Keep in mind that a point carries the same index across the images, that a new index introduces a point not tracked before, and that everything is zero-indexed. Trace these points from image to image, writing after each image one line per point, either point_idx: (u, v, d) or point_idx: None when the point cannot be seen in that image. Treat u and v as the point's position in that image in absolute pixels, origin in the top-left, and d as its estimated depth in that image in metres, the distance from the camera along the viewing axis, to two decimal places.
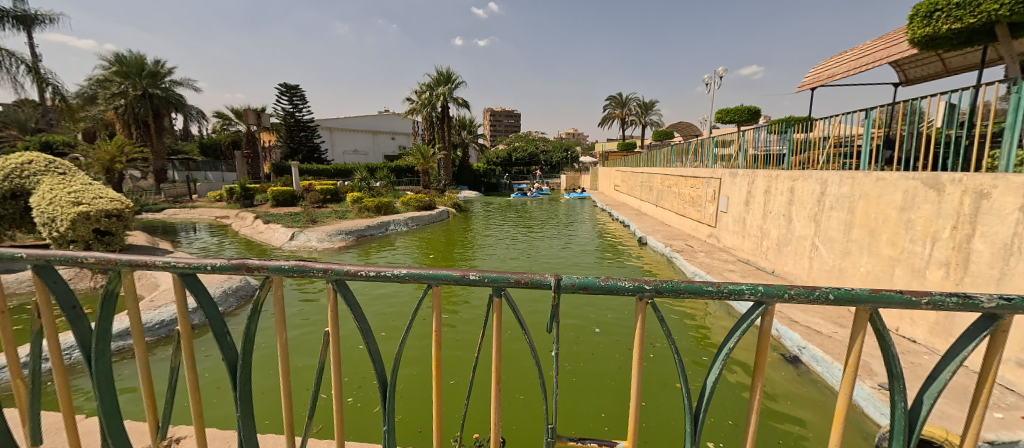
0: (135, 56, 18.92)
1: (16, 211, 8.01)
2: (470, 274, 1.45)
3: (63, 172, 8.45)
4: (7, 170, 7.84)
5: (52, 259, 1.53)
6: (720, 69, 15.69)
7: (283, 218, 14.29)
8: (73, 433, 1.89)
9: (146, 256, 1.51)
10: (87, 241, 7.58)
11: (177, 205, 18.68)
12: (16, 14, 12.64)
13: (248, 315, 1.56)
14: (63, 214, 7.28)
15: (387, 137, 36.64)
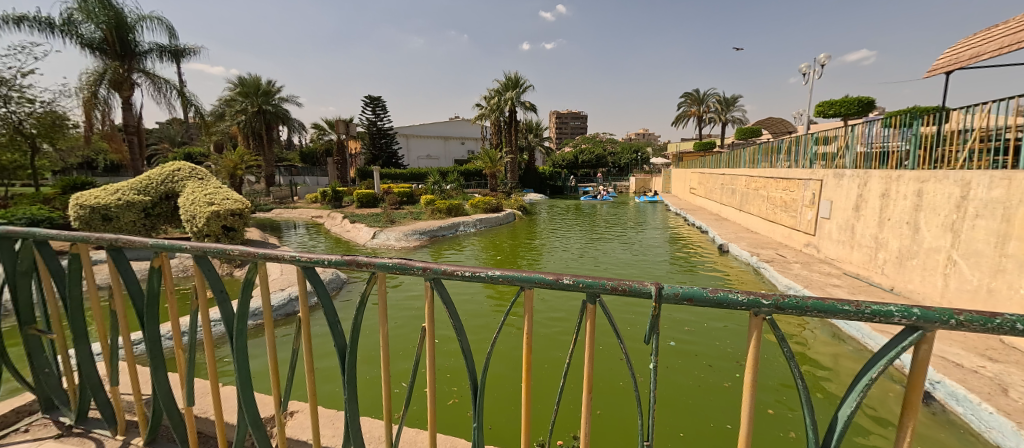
0: (253, 78, 21.98)
1: (169, 210, 9.72)
2: (565, 279, 1.40)
3: (203, 177, 10.04)
4: (164, 176, 9.59)
5: (208, 251, 1.80)
6: (822, 56, 13.91)
7: (367, 218, 15.58)
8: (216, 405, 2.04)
9: (277, 251, 1.70)
10: (218, 236, 8.87)
11: (282, 206, 21.27)
12: (170, 48, 15.37)
13: (358, 308, 1.69)
14: (202, 212, 8.71)
15: (457, 142, 38.03)
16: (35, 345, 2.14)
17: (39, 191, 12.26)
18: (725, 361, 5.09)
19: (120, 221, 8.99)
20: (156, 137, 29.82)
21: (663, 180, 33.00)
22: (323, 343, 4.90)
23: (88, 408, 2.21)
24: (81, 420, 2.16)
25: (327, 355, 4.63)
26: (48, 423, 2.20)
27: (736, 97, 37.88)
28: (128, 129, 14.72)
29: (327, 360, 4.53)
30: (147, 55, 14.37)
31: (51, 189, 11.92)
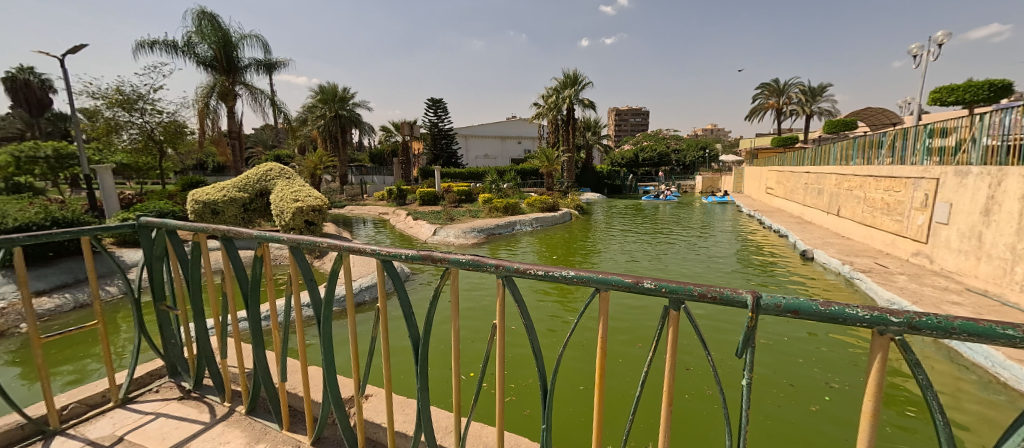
0: (331, 86, 23.82)
1: (262, 206, 10.82)
2: (645, 282, 1.21)
3: (290, 177, 11.02)
4: (259, 176, 10.70)
5: (300, 242, 1.89)
6: (940, 34, 11.89)
7: (428, 215, 16.18)
8: (305, 380, 1.97)
9: (360, 243, 1.73)
10: (301, 230, 9.64)
11: (353, 203, 22.83)
12: (264, 62, 17.07)
13: (431, 302, 1.65)
14: (288, 208, 9.54)
15: (514, 141, 38.07)
16: (167, 317, 2.46)
17: (163, 189, 14.29)
18: (809, 380, 4.40)
19: (225, 215, 10.19)
20: (253, 142, 33.54)
21: (734, 179, 30.44)
22: (398, 333, 5.19)
23: (203, 375, 2.48)
24: (197, 386, 2.43)
25: (402, 345, 4.85)
26: (173, 386, 2.51)
27: (825, 86, 33.31)
28: (232, 134, 16.46)
29: (402, 351, 4.73)
30: (247, 69, 16.16)
31: (176, 186, 13.98)
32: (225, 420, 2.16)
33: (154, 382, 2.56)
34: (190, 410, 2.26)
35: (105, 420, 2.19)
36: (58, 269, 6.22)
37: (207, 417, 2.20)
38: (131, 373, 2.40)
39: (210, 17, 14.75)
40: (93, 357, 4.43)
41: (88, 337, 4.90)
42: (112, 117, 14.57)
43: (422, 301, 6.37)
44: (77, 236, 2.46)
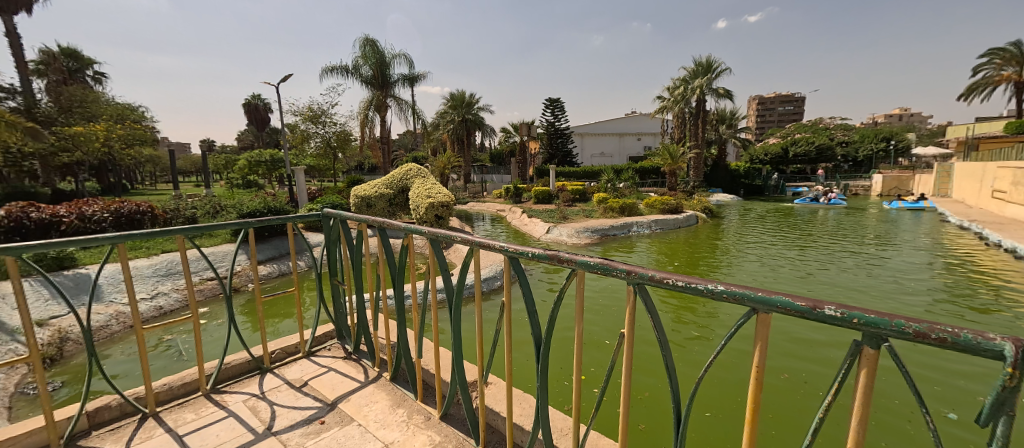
0: (459, 93, 25.66)
1: (402, 200, 12.29)
2: (826, 308, 0.92)
3: (425, 175, 12.23)
4: (403, 174, 12.21)
5: (434, 236, 1.96)
6: None
7: (542, 213, 16.28)
8: (438, 359, 2.06)
9: (491, 240, 1.73)
10: (431, 223, 10.63)
11: (474, 200, 24.01)
12: (409, 76, 19.26)
13: (555, 304, 1.51)
14: (422, 203, 10.62)
15: (633, 138, 35.90)
16: (338, 289, 2.89)
17: (333, 186, 17.31)
18: None
19: (376, 208, 11.95)
20: (398, 147, 38.61)
21: (935, 179, 23.19)
22: (522, 327, 5.38)
23: (360, 343, 2.83)
24: (355, 350, 2.76)
25: (524, 341, 4.98)
26: (339, 347, 2.91)
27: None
28: (384, 141, 19.06)
29: (523, 347, 4.83)
30: (396, 84, 18.54)
31: (341, 183, 16.90)
32: (376, 382, 2.41)
33: (328, 340, 3.01)
34: (351, 368, 2.59)
35: (298, 367, 2.67)
36: (270, 246, 8.07)
37: (364, 376, 2.49)
38: (313, 331, 2.88)
39: (372, 41, 17.32)
40: (286, 317, 5.60)
41: (289, 300, 6.29)
42: (304, 129, 18.43)
43: (543, 297, 6.44)
44: (280, 222, 3.09)
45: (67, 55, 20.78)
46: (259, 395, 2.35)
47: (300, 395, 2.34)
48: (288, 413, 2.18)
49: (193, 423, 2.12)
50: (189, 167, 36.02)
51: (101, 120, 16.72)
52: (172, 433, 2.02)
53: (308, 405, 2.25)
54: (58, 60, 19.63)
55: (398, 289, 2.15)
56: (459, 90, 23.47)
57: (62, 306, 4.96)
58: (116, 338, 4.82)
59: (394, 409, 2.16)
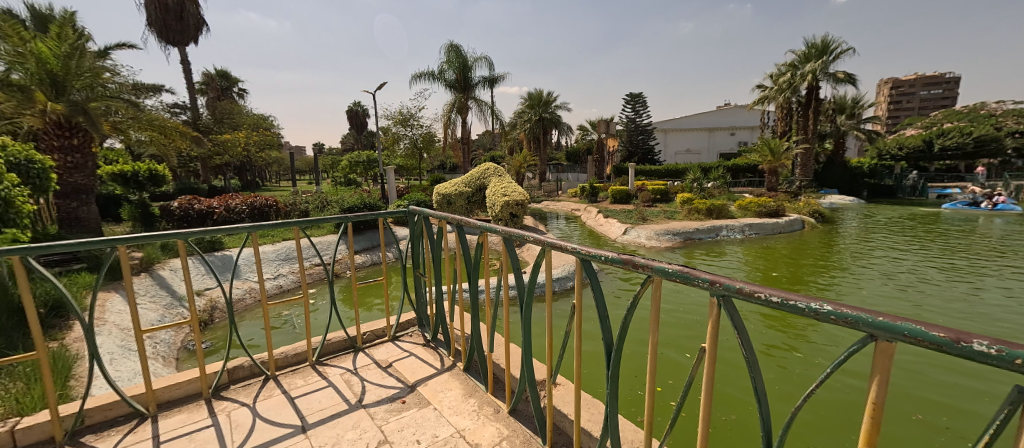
0: (537, 92, 25.57)
1: (480, 198, 12.78)
2: (974, 342, 0.73)
3: (501, 174, 12.46)
4: (482, 172, 12.65)
5: (510, 236, 2.04)
6: None
7: (619, 213, 15.63)
8: (507, 354, 2.13)
9: (564, 241, 1.75)
10: (506, 220, 10.87)
11: (549, 199, 23.37)
12: (488, 78, 19.80)
13: (628, 309, 1.50)
14: (498, 201, 10.90)
15: (725, 133, 32.87)
16: (420, 280, 3.11)
17: (418, 184, 18.51)
18: None
19: (455, 205, 12.62)
20: (477, 146, 40.22)
21: None
22: (594, 330, 5.33)
23: (438, 332, 3.01)
24: (434, 338, 2.95)
25: (595, 346, 4.93)
26: (419, 335, 3.10)
27: None
28: (464, 141, 19.87)
29: (594, 352, 4.78)
30: (477, 86, 19.27)
31: (426, 181, 18.00)
32: (450, 370, 2.54)
33: (411, 327, 3.24)
34: (429, 355, 2.75)
35: (384, 348, 2.91)
36: (365, 237, 8.99)
37: (440, 363, 2.64)
38: (398, 317, 3.13)
39: (456, 47, 18.23)
40: (377, 303, 6.19)
41: (378, 286, 6.95)
42: (395, 132, 20.04)
43: (616, 302, 6.30)
44: (374, 217, 3.42)
45: (217, 75, 25.05)
46: (352, 370, 2.60)
47: (386, 374, 2.54)
48: (376, 389, 2.38)
49: (303, 387, 2.42)
50: (303, 167, 41.18)
51: (239, 128, 19.89)
52: (284, 395, 2.33)
53: (392, 383, 2.43)
54: (214, 81, 23.66)
55: (472, 284, 2.26)
56: (536, 89, 23.42)
57: (211, 279, 6.06)
58: (247, 309, 5.74)
59: (466, 398, 2.27)
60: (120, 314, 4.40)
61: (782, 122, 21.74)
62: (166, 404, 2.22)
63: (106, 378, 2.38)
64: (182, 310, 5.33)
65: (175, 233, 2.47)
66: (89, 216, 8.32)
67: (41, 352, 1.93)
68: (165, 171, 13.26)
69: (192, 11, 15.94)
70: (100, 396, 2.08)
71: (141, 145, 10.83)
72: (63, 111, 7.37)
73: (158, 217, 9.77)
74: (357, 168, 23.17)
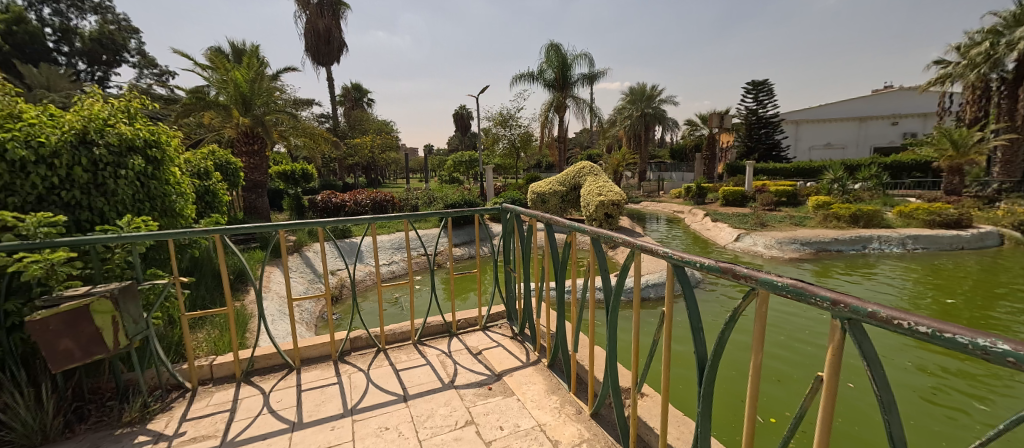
0: (640, 86, 23.16)
1: (574, 198, 12.76)
2: None
3: (597, 174, 12.38)
4: (579, 171, 12.63)
5: (599, 235, 1.97)
6: None
7: (732, 217, 12.98)
8: (592, 355, 2.13)
9: (653, 243, 1.61)
10: (600, 221, 10.70)
11: (650, 199, 20.85)
12: (588, 75, 19.46)
13: (726, 322, 1.38)
14: (593, 201, 10.79)
15: (884, 121, 23.92)
16: (511, 275, 3.31)
17: (515, 183, 19.05)
18: None
19: (549, 204, 12.77)
20: (574, 145, 39.57)
21: None
22: (685, 343, 5.03)
23: (526, 326, 3.16)
24: (521, 332, 3.11)
25: (686, 359, 4.66)
26: (508, 327, 3.31)
27: None
28: (561, 139, 19.89)
29: (685, 366, 4.52)
30: (577, 84, 19.15)
31: (522, 179, 18.50)
32: (535, 365, 2.67)
33: (500, 319, 3.46)
34: (516, 348, 2.91)
35: (477, 336, 3.17)
36: (466, 232, 9.69)
37: (525, 357, 2.77)
38: (489, 309, 3.37)
39: (556, 46, 18.30)
40: (472, 295, 6.64)
41: (475, 277, 7.44)
42: (495, 133, 21.00)
43: (712, 315, 5.82)
44: (470, 213, 3.69)
45: (352, 88, 29.05)
46: (447, 353, 2.88)
47: (476, 361, 2.76)
48: (465, 373, 2.60)
49: (407, 361, 2.77)
50: (415, 166, 45.39)
51: (367, 132, 22.84)
52: (391, 366, 2.68)
53: (480, 370, 2.63)
54: (350, 93, 27.44)
55: (559, 284, 2.35)
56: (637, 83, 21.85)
57: (341, 262, 7.09)
58: (366, 290, 6.62)
59: (549, 395, 2.35)
60: (280, 283, 5.45)
61: (976, 107, 15.46)
62: (306, 361, 2.73)
63: (268, 334, 3.01)
64: (320, 284, 6.36)
65: (318, 222, 2.96)
66: (260, 205, 10.46)
67: (228, 308, 2.52)
68: (311, 169, 15.82)
69: (337, 35, 18.63)
70: (263, 346, 2.65)
71: (297, 151, 12.85)
72: (250, 123, 9.36)
73: (307, 208, 11.78)
74: (459, 167, 24.78)
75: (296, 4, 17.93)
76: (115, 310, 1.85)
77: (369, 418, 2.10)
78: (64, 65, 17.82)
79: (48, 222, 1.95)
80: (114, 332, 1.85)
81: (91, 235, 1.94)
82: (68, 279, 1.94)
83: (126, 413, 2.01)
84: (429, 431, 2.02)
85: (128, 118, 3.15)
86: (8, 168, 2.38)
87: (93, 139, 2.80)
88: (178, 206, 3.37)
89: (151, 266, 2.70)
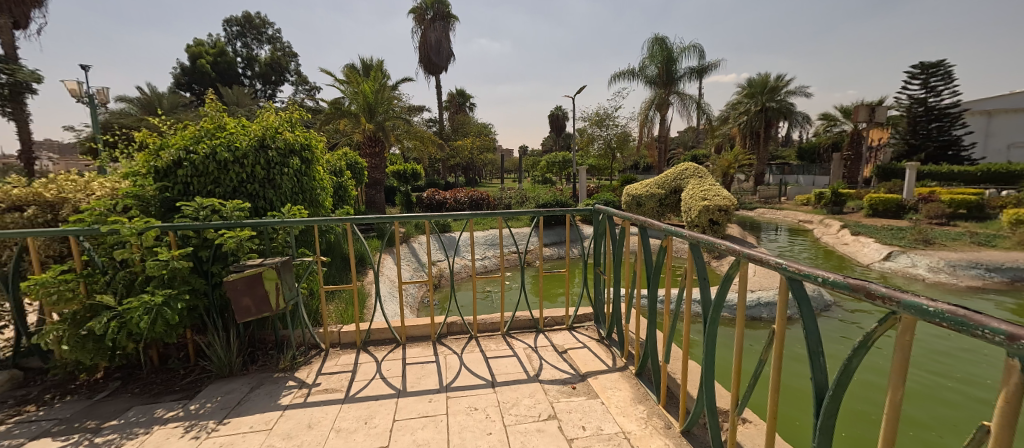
0: (761, 76, 19.74)
1: (675, 201, 12.01)
2: None
3: (702, 176, 11.52)
4: (682, 173, 11.85)
5: (700, 242, 1.71)
6: None
7: (881, 231, 10.68)
8: (684, 369, 1.99)
9: (766, 254, 1.35)
10: (704, 228, 9.93)
11: (767, 205, 18.60)
12: (697, 69, 18.05)
13: (854, 350, 1.02)
14: (696, 206, 10.06)
15: None
16: (600, 279, 3.32)
17: (609, 184, 18.57)
18: None
19: (646, 207, 12.23)
20: (678, 144, 36.99)
21: None
22: (799, 369, 4.38)
23: (612, 332, 3.12)
24: (607, 336, 3.11)
25: (799, 385, 4.05)
26: (594, 330, 3.33)
27: None
28: (661, 139, 18.81)
29: (798, 393, 3.93)
30: (683, 79, 17.95)
31: (618, 181, 17.97)
32: (621, 371, 2.64)
33: (587, 321, 3.49)
34: (602, 351, 2.93)
35: (562, 335, 3.26)
36: (559, 233, 9.78)
37: (611, 362, 2.76)
38: (576, 310, 3.42)
39: (661, 40, 17.35)
40: (560, 294, 6.75)
41: (566, 278, 7.49)
42: (591, 133, 20.79)
43: (836, 342, 4.98)
44: (563, 214, 3.74)
45: (457, 94, 31.11)
46: (533, 348, 3.02)
47: (560, 359, 2.85)
48: (550, 369, 2.70)
49: (497, 351, 2.97)
50: (510, 167, 46.75)
51: (468, 135, 24.28)
52: (481, 353, 2.91)
53: (565, 368, 2.70)
54: (455, 99, 29.51)
55: (651, 292, 2.30)
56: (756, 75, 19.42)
57: (443, 253, 7.73)
58: (462, 280, 7.15)
59: (635, 404, 2.28)
60: (391, 268, 6.21)
61: None
62: (411, 338, 3.10)
63: (381, 312, 3.49)
64: (423, 272, 7.03)
65: (425, 217, 3.29)
66: (378, 200, 11.95)
67: (353, 286, 2.98)
68: (420, 168, 17.39)
69: (446, 46, 20.16)
70: (377, 322, 3.07)
71: (412, 153, 14.16)
72: (374, 128, 10.75)
73: (415, 204, 13.05)
74: (552, 167, 24.94)
75: (413, 21, 19.84)
76: (278, 278, 2.35)
77: (461, 397, 2.33)
78: (247, 85, 22.41)
79: (239, 207, 2.56)
80: (276, 295, 2.35)
81: (265, 219, 2.48)
82: (249, 251, 2.52)
83: (281, 361, 2.53)
84: (514, 418, 2.15)
85: (290, 126, 3.91)
86: (217, 167, 3.19)
87: (268, 142, 3.51)
88: (320, 198, 4.05)
89: (301, 246, 3.32)
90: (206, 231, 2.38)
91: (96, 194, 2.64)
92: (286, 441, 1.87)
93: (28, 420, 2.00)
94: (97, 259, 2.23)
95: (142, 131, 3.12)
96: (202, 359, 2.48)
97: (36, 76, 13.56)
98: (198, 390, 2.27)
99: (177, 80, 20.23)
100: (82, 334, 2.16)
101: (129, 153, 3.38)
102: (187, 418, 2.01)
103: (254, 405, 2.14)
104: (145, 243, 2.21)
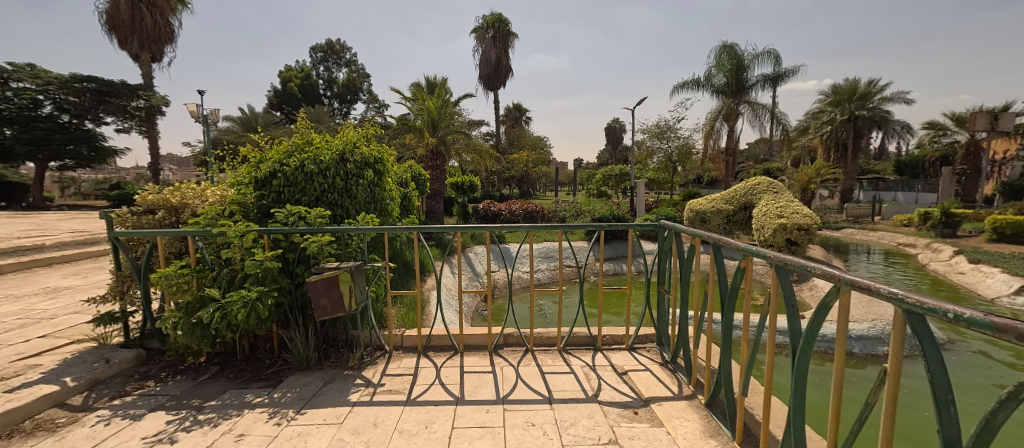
0: (850, 81, 17.76)
1: (745, 218, 11.16)
2: None
3: (777, 191, 10.62)
4: (753, 188, 11.00)
5: (790, 264, 1.54)
6: None
7: (1012, 260, 9.04)
8: (765, 404, 1.80)
9: (877, 282, 1.18)
10: (780, 248, 9.10)
11: (858, 225, 16.64)
12: (772, 76, 16.72)
13: (999, 402, 0.87)
14: (771, 224, 9.24)
15: None
16: (664, 299, 3.15)
17: (670, 198, 17.78)
18: None
19: (711, 224, 11.48)
20: (748, 157, 34.60)
21: None
22: (916, 417, 3.66)
23: (678, 356, 2.94)
24: (672, 360, 2.93)
25: (919, 434, 3.40)
26: (657, 352, 3.16)
27: None
28: (729, 151, 17.65)
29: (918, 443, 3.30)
30: (755, 87, 16.76)
31: (680, 195, 17.07)
32: (688, 400, 2.48)
33: (649, 342, 3.33)
34: (666, 377, 2.77)
35: (622, 355, 3.14)
36: (614, 248, 9.52)
37: (677, 390, 2.60)
38: (636, 330, 3.28)
39: (730, 48, 16.40)
40: (616, 312, 6.55)
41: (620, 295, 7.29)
42: (650, 146, 20.14)
43: (970, 391, 4.16)
44: (625, 228, 3.62)
45: (514, 108, 31.73)
46: (591, 366, 2.94)
47: (620, 380, 2.73)
48: (610, 390, 2.60)
49: (553, 366, 2.93)
50: (565, 179, 46.40)
51: (524, 149, 24.59)
52: (537, 368, 2.89)
53: (625, 391, 2.60)
54: (511, 113, 30.32)
55: (725, 318, 2.13)
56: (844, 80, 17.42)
57: (497, 264, 7.90)
58: (516, 292, 7.24)
59: (705, 437, 2.11)
60: (450, 277, 6.45)
61: None
62: (468, 347, 3.15)
63: (441, 319, 3.60)
64: (479, 281, 7.19)
65: (485, 227, 3.37)
66: (437, 210, 12.47)
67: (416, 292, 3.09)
68: (477, 180, 17.85)
69: (505, 62, 20.75)
70: (438, 328, 3.18)
71: (469, 167, 14.70)
72: (436, 142, 11.35)
73: (471, 214, 13.46)
74: (609, 181, 24.41)
75: (475, 40, 20.73)
76: (351, 281, 2.53)
77: (518, 411, 2.32)
78: (326, 104, 24.67)
79: (322, 214, 2.80)
80: (349, 297, 2.52)
81: (343, 226, 2.69)
82: (327, 255, 2.74)
83: (350, 359, 2.72)
84: (573, 438, 2.09)
85: (366, 141, 4.26)
86: (304, 178, 3.52)
87: (347, 156, 3.83)
88: (389, 207, 4.33)
89: (372, 252, 3.57)
90: (293, 236, 2.63)
91: (210, 200, 3.06)
92: (355, 437, 1.98)
93: (149, 393, 2.32)
94: (208, 257, 2.57)
95: (246, 147, 3.56)
96: (284, 352, 2.72)
97: (165, 101, 16.02)
98: (280, 380, 2.49)
99: (270, 101, 22.85)
100: (193, 322, 2.47)
101: (234, 165, 3.84)
102: (271, 405, 2.21)
103: (326, 400, 2.29)
104: (245, 244, 2.49)
